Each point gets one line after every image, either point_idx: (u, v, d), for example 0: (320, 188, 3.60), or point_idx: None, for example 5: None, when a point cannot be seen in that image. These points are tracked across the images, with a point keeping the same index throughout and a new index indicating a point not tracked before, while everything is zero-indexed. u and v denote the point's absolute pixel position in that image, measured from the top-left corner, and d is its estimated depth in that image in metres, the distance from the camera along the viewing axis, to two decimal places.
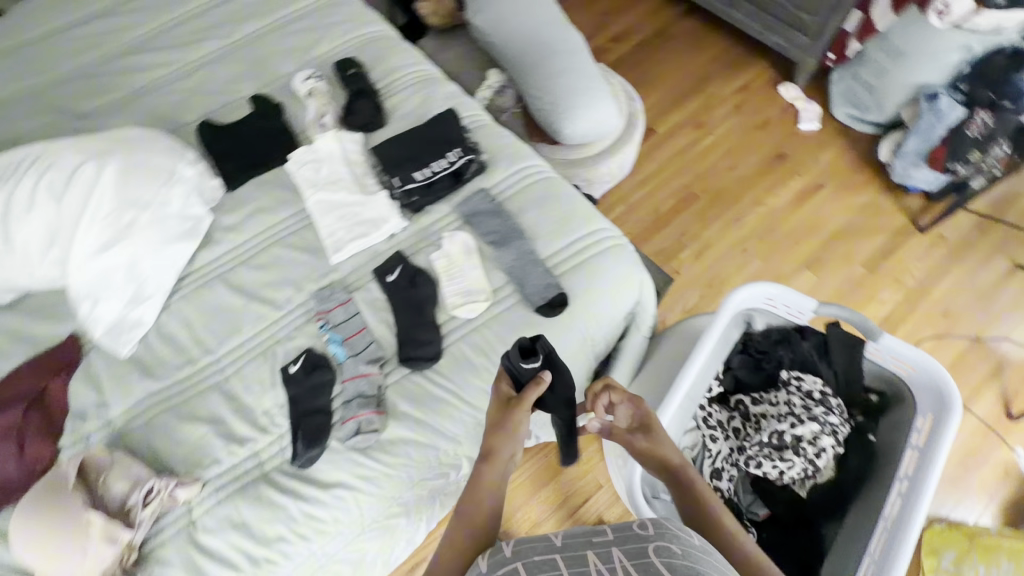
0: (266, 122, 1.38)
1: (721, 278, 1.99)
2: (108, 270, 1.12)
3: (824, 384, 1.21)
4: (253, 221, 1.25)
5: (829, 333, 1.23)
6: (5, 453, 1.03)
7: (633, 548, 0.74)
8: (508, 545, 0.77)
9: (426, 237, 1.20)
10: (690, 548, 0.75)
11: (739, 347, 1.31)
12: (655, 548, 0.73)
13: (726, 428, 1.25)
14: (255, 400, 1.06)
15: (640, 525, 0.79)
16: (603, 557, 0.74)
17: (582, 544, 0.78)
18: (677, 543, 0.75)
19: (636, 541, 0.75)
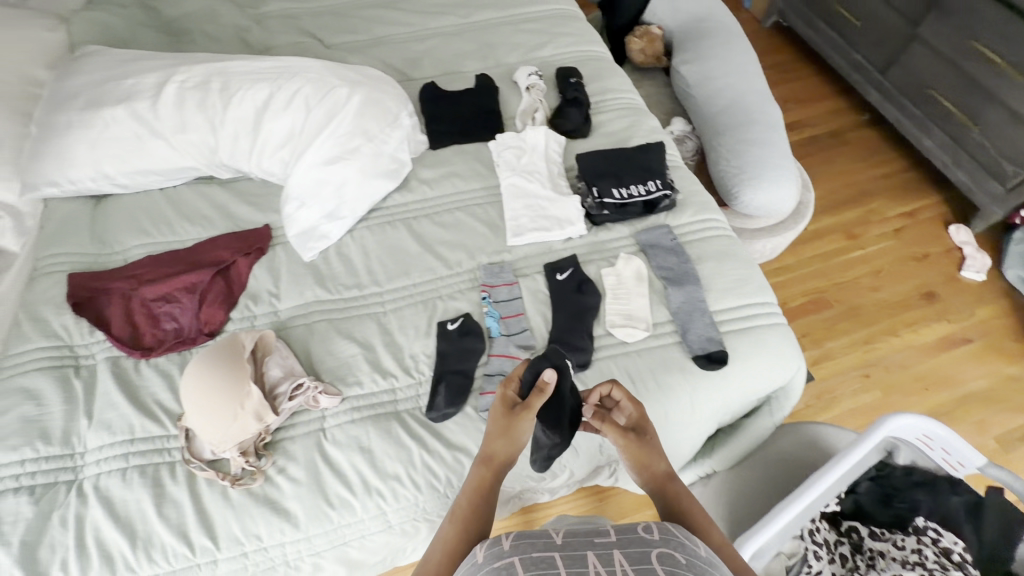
0: (482, 99, 1.47)
1: (833, 394, 1.87)
2: (321, 183, 1.22)
3: (963, 548, 1.11)
4: (446, 183, 1.33)
5: (985, 497, 1.13)
6: (187, 306, 1.13)
7: (636, 553, 0.65)
8: (506, 537, 0.69)
9: (600, 251, 1.22)
10: (695, 559, 0.67)
11: (871, 473, 1.21)
12: (660, 555, 0.65)
13: (832, 551, 1.16)
14: (406, 341, 1.11)
15: (645, 527, 0.71)
16: (602, 559, 0.64)
17: (582, 542, 0.67)
18: (680, 552, 0.67)
19: (640, 546, 0.67)
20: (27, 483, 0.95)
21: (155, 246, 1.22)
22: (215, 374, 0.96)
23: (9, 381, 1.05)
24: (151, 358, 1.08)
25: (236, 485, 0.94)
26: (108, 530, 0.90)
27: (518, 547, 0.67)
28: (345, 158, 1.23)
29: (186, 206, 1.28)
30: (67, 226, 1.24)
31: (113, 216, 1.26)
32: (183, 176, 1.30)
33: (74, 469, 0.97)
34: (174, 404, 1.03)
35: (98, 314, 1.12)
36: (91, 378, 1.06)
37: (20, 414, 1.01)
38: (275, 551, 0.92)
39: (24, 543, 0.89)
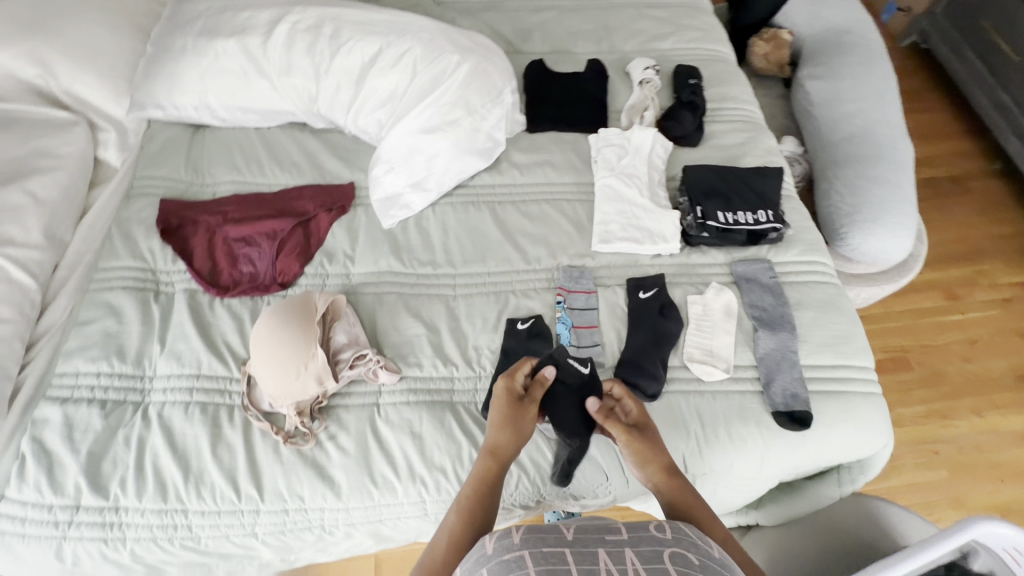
0: (590, 86, 1.37)
1: (894, 463, 1.72)
2: (413, 150, 1.18)
3: None
4: (538, 171, 1.26)
5: None
6: (265, 252, 1.14)
7: (648, 553, 0.61)
8: (516, 527, 0.64)
9: (690, 276, 1.14)
10: (710, 560, 0.62)
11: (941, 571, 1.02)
12: (673, 556, 0.60)
13: None
14: (472, 331, 1.07)
15: (657, 525, 0.67)
16: (614, 558, 0.60)
17: (593, 539, 0.63)
18: (695, 552, 0.62)
19: (653, 545, 0.62)
20: (100, 396, 0.99)
21: (244, 186, 1.23)
22: (285, 329, 0.96)
23: (95, 293, 1.09)
24: (225, 298, 1.10)
25: (288, 443, 0.95)
26: (166, 458, 0.93)
27: (527, 540, 0.62)
28: (442, 128, 1.18)
29: (278, 150, 1.28)
30: (165, 150, 1.26)
31: (209, 148, 1.27)
32: (279, 118, 1.29)
33: (142, 391, 1.00)
34: (241, 348, 1.04)
35: (183, 243, 1.15)
36: (168, 305, 1.09)
37: (101, 328, 1.05)
38: (314, 514, 0.93)
39: (90, 453, 0.93)
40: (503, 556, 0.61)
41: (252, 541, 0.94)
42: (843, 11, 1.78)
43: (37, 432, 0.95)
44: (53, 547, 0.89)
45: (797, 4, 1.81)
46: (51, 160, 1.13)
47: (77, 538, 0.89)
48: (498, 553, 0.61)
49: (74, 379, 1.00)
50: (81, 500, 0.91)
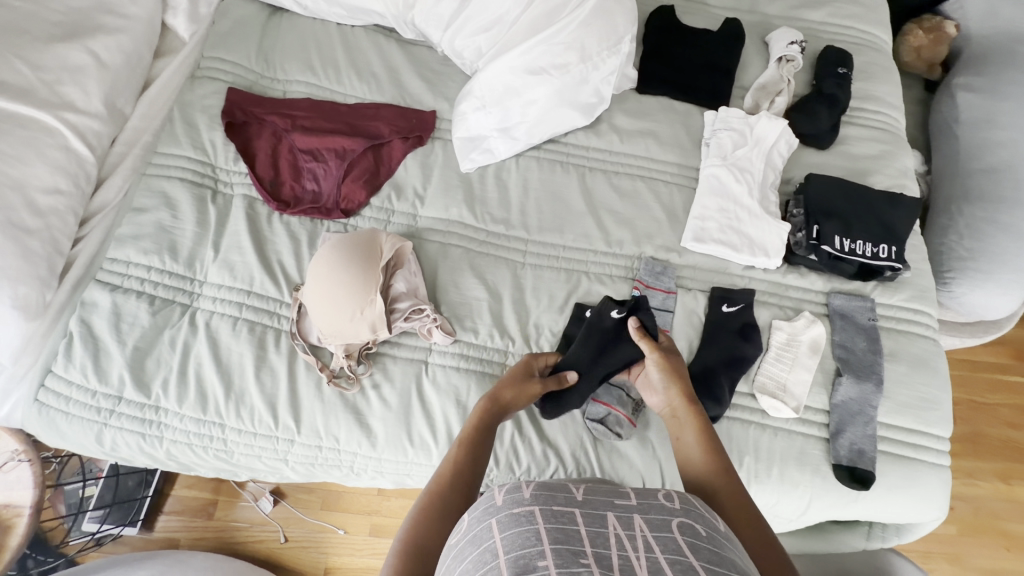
0: (720, 52, 1.18)
1: None
2: (510, 89, 1.04)
3: None
4: (639, 141, 1.11)
5: None
6: (332, 172, 1.05)
7: (656, 520, 0.58)
8: (529, 484, 0.60)
9: (780, 296, 1.04)
10: (716, 533, 0.58)
11: None
12: (681, 524, 0.57)
13: None
14: (535, 307, 1.00)
15: (665, 493, 0.63)
16: (623, 523, 0.57)
17: (603, 502, 0.60)
18: (701, 522, 0.58)
19: (660, 513, 0.59)
20: (149, 291, 0.96)
21: (318, 91, 1.12)
22: (346, 268, 0.90)
23: (152, 180, 1.03)
24: (284, 214, 1.03)
25: (331, 383, 0.92)
26: (209, 370, 0.92)
27: (539, 497, 0.58)
28: (547, 70, 1.02)
29: (359, 57, 1.15)
30: (239, 30, 1.14)
31: (285, 38, 1.15)
32: (367, 19, 1.15)
33: (191, 295, 0.96)
34: (296, 272, 0.99)
35: (247, 144, 1.06)
36: (225, 208, 1.02)
37: (155, 219, 1.00)
38: (346, 456, 0.92)
39: (136, 348, 0.92)
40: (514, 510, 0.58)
41: (281, 465, 0.94)
42: None
43: (85, 315, 0.93)
44: (93, 431, 0.90)
45: None
46: (119, 20, 1.03)
47: (117, 428, 0.90)
48: (509, 505, 0.57)
49: (124, 267, 0.97)
50: (123, 393, 0.90)
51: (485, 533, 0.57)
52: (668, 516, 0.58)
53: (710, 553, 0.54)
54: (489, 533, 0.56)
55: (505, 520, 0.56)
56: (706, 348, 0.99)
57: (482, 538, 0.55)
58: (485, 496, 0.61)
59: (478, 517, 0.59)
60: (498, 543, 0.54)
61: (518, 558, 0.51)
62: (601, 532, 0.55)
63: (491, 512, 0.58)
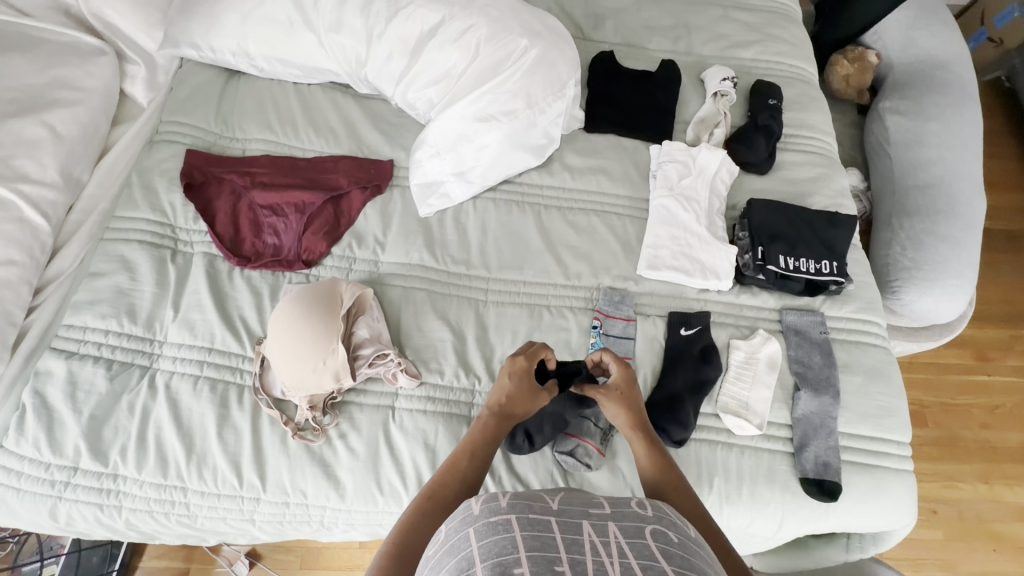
0: (659, 91, 1.26)
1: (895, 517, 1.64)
2: (463, 135, 1.09)
3: None
4: (590, 177, 1.17)
5: None
6: (293, 225, 1.07)
7: (630, 527, 0.57)
8: (505, 493, 0.59)
9: (736, 317, 1.08)
10: (687, 540, 0.57)
11: None
12: (654, 531, 0.56)
13: None
14: (499, 344, 1.02)
15: (639, 502, 0.62)
16: (597, 530, 0.55)
17: (578, 512, 0.58)
18: (676, 531, 0.57)
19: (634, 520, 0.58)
20: (106, 355, 0.95)
21: (277, 148, 1.15)
22: (306, 320, 0.91)
23: (109, 244, 1.04)
24: (245, 269, 1.04)
25: (297, 437, 0.91)
26: (169, 434, 0.90)
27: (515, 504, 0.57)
28: (496, 117, 1.08)
29: (317, 113, 1.19)
30: (196, 95, 1.18)
31: (243, 100, 1.19)
32: (322, 78, 1.20)
33: (150, 356, 0.96)
34: (257, 325, 0.99)
35: (207, 204, 1.09)
36: (185, 266, 1.03)
37: (113, 283, 1.00)
38: (315, 510, 0.90)
39: (92, 417, 0.90)
40: (490, 519, 0.56)
41: (248, 525, 0.91)
42: (942, 41, 1.59)
43: (39, 385, 0.91)
44: (47, 506, 0.87)
45: (894, 25, 1.64)
46: (74, 92, 1.06)
47: (72, 501, 0.87)
48: (485, 514, 0.56)
49: (81, 333, 0.96)
50: (79, 463, 0.88)
51: (462, 542, 0.56)
52: (642, 523, 0.57)
53: (683, 561, 0.53)
54: (464, 543, 0.54)
55: (481, 528, 0.55)
56: (669, 372, 1.01)
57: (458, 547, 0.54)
58: (462, 507, 0.60)
59: (454, 526, 0.58)
60: (472, 549, 0.52)
61: (496, 565, 0.50)
62: (575, 538, 0.54)
63: (469, 521, 0.57)
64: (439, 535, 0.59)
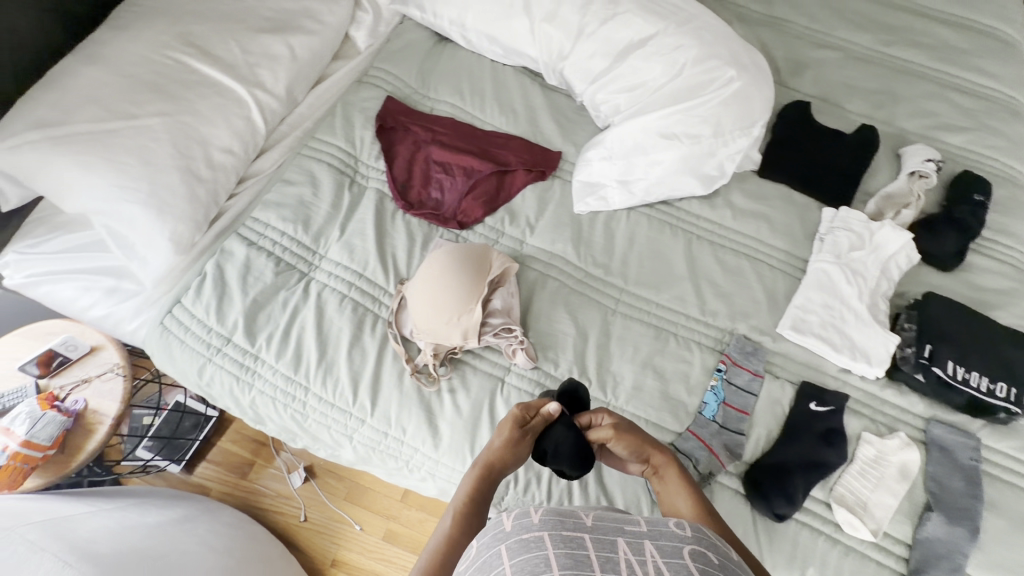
0: (848, 154, 1.20)
1: None
2: (639, 146, 1.10)
3: None
4: (752, 220, 1.13)
5: None
6: (458, 187, 1.14)
7: (666, 546, 0.51)
8: (536, 507, 0.54)
9: (875, 409, 0.99)
10: (728, 561, 0.52)
11: None
12: (693, 552, 0.51)
13: None
14: (618, 355, 1.01)
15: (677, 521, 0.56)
16: (634, 548, 0.50)
17: (612, 528, 0.53)
18: (719, 554, 0.52)
19: (671, 539, 0.52)
20: (277, 253, 1.06)
21: (461, 114, 1.23)
22: (456, 275, 0.96)
23: (304, 159, 1.16)
24: (407, 213, 1.12)
25: (413, 376, 0.96)
26: (309, 337, 0.99)
27: (547, 520, 0.52)
28: (677, 138, 1.08)
29: (504, 92, 1.26)
30: (407, 51, 1.29)
31: (444, 64, 1.28)
32: (518, 61, 1.26)
33: (310, 265, 1.06)
34: (404, 266, 1.06)
35: (391, 147, 1.18)
36: (357, 196, 1.13)
37: (298, 193, 1.12)
38: (407, 450, 0.95)
39: (254, 300, 1.01)
40: (521, 536, 0.51)
41: (345, 441, 0.98)
42: None
43: (222, 260, 1.05)
44: (198, 363, 0.99)
45: None
46: (316, 24, 1.20)
47: (218, 366, 0.99)
48: (517, 530, 0.51)
49: (262, 228, 1.08)
50: (233, 336, 0.99)
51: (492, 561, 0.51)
52: (681, 543, 0.52)
53: None
54: (496, 560, 0.50)
55: (512, 545, 0.50)
56: (785, 443, 0.95)
57: (490, 565, 0.50)
58: (492, 523, 0.54)
59: (484, 543, 0.53)
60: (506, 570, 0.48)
61: None
62: (610, 556, 0.49)
63: (499, 537, 0.52)
64: (471, 550, 0.55)
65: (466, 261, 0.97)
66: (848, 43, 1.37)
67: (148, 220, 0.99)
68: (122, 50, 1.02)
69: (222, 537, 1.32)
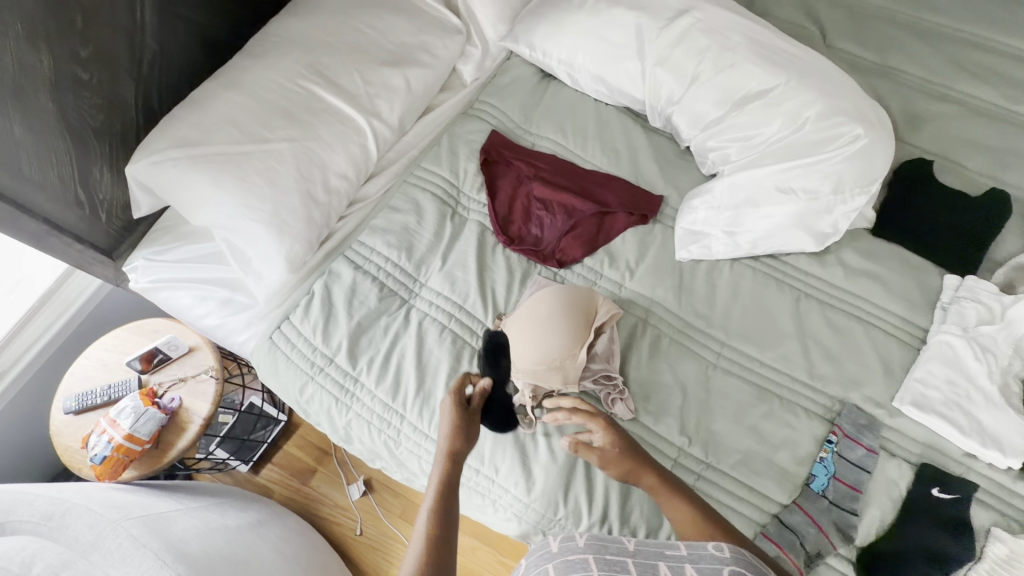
0: (974, 218, 1.12)
1: None
2: (751, 199, 1.07)
3: None
4: (867, 281, 1.07)
5: None
6: (559, 225, 1.14)
7: (706, 567, 0.66)
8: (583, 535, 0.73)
9: (1006, 502, 0.90)
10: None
11: None
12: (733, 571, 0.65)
13: None
14: (720, 414, 0.97)
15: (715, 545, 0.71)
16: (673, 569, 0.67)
17: (654, 553, 0.71)
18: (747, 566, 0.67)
19: (711, 562, 0.67)
20: (381, 278, 1.09)
21: (563, 151, 1.24)
22: (562, 319, 0.95)
23: (409, 187, 1.20)
24: (507, 248, 1.13)
25: (509, 416, 0.96)
26: (409, 365, 1.01)
27: (591, 546, 0.71)
28: (793, 193, 1.05)
29: (607, 131, 1.26)
30: (513, 87, 1.32)
31: (547, 101, 1.30)
32: (622, 101, 1.26)
33: (411, 292, 1.08)
34: (502, 301, 1.07)
35: (494, 181, 1.20)
36: (458, 227, 1.15)
37: (404, 220, 1.15)
38: (498, 490, 0.94)
39: (358, 323, 1.04)
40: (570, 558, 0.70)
41: None
42: None
43: (329, 282, 1.08)
44: (301, 380, 1.03)
45: None
46: (431, 58, 1.25)
47: (320, 384, 1.02)
48: (568, 553, 0.70)
49: (368, 252, 1.12)
50: (336, 358, 1.02)
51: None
52: (720, 563, 0.66)
53: None
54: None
55: (563, 565, 0.69)
56: (902, 530, 0.88)
57: None
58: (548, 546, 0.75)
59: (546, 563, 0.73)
60: None
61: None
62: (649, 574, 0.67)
63: (551, 557, 0.72)
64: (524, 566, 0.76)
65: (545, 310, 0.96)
66: (972, 98, 1.30)
67: (269, 239, 1.04)
68: (259, 77, 1.09)
69: (290, 546, 1.34)
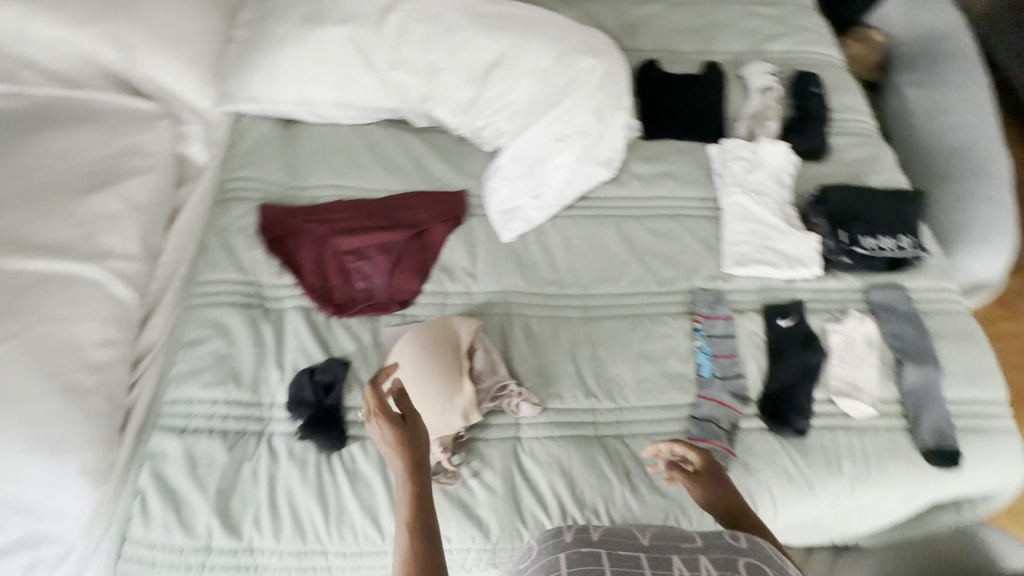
0: (707, 91, 1.30)
1: None
2: (538, 158, 1.11)
3: None
4: (661, 182, 1.19)
5: None
6: (382, 267, 1.06)
7: (723, 560, 0.56)
8: (572, 529, 0.63)
9: (827, 301, 1.10)
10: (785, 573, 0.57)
11: None
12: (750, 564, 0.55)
13: None
14: (610, 360, 1.01)
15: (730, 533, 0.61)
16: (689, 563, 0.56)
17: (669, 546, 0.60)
18: (769, 562, 0.57)
19: (725, 551, 0.58)
20: (219, 425, 0.92)
21: (349, 191, 1.14)
22: (431, 363, 0.90)
23: (198, 309, 1.01)
24: (342, 317, 1.02)
25: (433, 481, 0.89)
26: (301, 497, 0.87)
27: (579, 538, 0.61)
28: (568, 137, 1.10)
29: (382, 151, 1.18)
30: (260, 147, 1.16)
31: (306, 147, 1.17)
32: (380, 117, 1.19)
33: (262, 420, 0.93)
34: (366, 373, 0.97)
35: (291, 256, 1.06)
36: (279, 324, 1.01)
37: (212, 348, 0.97)
38: (459, 555, 0.88)
39: (218, 489, 0.87)
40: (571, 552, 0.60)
41: None
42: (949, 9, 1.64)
43: (157, 466, 0.88)
44: None
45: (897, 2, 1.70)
46: (144, 158, 1.03)
47: None
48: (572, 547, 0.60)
49: (188, 406, 0.93)
50: (213, 542, 0.85)
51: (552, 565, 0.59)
52: (734, 556, 0.56)
53: None
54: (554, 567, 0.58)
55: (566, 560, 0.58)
56: (779, 368, 1.02)
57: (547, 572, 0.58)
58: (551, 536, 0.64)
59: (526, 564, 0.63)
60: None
61: None
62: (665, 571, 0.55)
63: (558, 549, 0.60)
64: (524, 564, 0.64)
65: (418, 347, 0.92)
66: None
67: (40, 470, 0.78)
68: None
69: None
